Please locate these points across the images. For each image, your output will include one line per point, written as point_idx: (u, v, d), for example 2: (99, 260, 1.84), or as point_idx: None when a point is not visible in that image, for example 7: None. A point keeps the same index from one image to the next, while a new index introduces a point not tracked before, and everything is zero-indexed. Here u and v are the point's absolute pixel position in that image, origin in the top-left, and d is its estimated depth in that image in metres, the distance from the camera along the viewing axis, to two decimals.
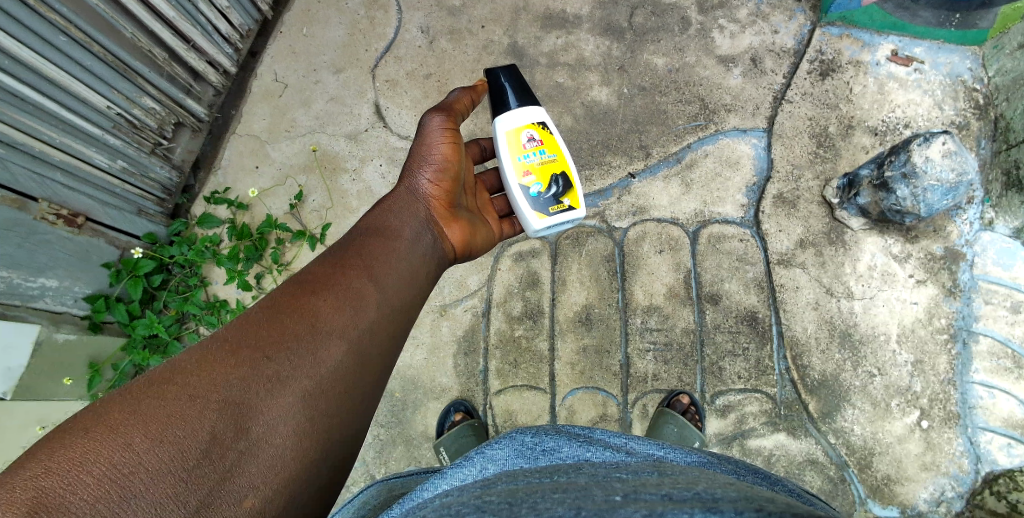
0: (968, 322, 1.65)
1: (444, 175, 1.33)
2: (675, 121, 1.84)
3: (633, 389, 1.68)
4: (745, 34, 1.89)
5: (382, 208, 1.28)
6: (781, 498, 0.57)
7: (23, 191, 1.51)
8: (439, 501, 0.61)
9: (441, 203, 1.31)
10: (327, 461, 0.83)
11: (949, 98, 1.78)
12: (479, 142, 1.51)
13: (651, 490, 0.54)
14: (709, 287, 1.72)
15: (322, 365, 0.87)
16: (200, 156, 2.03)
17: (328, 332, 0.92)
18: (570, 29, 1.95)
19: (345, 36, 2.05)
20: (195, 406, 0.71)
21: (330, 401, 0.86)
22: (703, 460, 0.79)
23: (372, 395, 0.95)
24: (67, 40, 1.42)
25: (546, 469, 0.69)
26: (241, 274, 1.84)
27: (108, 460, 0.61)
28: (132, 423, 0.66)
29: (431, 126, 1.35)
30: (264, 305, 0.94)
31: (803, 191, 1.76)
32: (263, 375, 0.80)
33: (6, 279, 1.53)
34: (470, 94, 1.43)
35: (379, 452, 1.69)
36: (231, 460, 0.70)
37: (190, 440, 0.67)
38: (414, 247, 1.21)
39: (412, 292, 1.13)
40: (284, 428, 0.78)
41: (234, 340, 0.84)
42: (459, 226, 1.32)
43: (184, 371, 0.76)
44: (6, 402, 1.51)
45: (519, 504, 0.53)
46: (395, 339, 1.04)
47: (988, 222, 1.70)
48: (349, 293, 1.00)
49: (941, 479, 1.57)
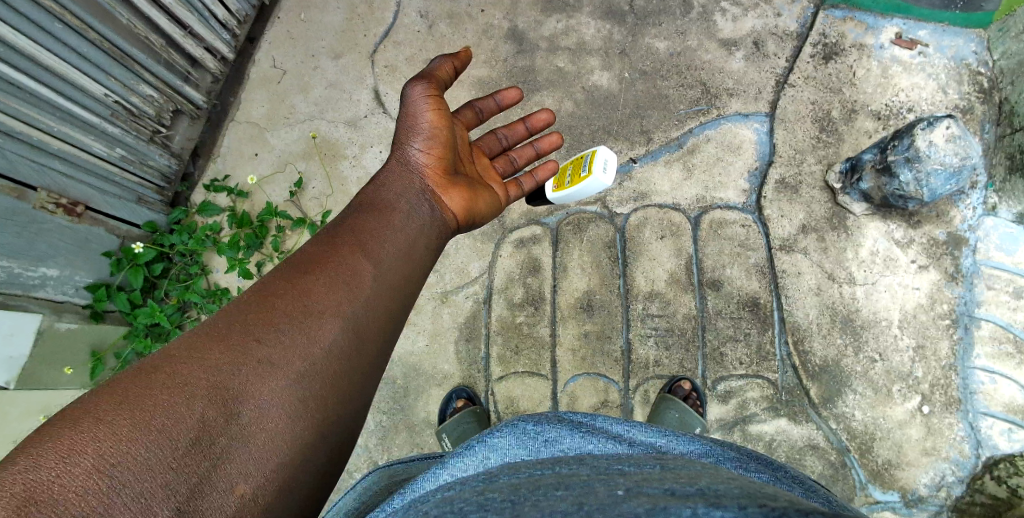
0: (970, 308, 1.64)
1: (434, 144, 1.31)
2: (676, 106, 1.83)
3: (635, 375, 1.68)
4: (747, 17, 1.87)
5: (376, 184, 1.27)
6: (784, 493, 0.56)
7: (21, 180, 1.51)
8: (440, 496, 0.61)
9: (437, 172, 1.30)
10: (322, 446, 0.83)
11: (954, 82, 1.77)
12: (474, 106, 1.46)
13: (654, 485, 0.53)
14: (710, 273, 1.72)
15: (315, 347, 0.87)
16: (199, 144, 2.02)
17: (319, 314, 0.91)
18: (571, 13, 1.93)
19: (343, 21, 2.03)
20: (184, 393, 0.71)
21: (324, 384, 0.86)
22: (706, 448, 0.78)
23: (369, 376, 0.96)
24: (62, 27, 1.40)
25: (547, 461, 0.68)
26: (241, 262, 1.84)
27: (97, 450, 0.60)
28: (120, 413, 0.65)
29: (414, 96, 1.30)
30: (255, 289, 0.94)
31: (805, 176, 1.75)
32: (254, 359, 0.80)
33: (8, 269, 1.51)
34: (451, 60, 1.36)
35: (381, 439, 1.70)
36: (222, 447, 0.70)
37: (180, 429, 0.67)
38: (411, 221, 1.20)
39: (409, 271, 1.13)
40: (276, 413, 0.78)
41: (224, 326, 0.84)
42: (458, 193, 1.31)
43: (174, 359, 0.76)
44: (10, 391, 1.51)
45: (522, 502, 0.53)
46: (391, 318, 1.04)
47: (991, 207, 1.69)
48: (342, 273, 0.99)
49: (941, 464, 1.57)
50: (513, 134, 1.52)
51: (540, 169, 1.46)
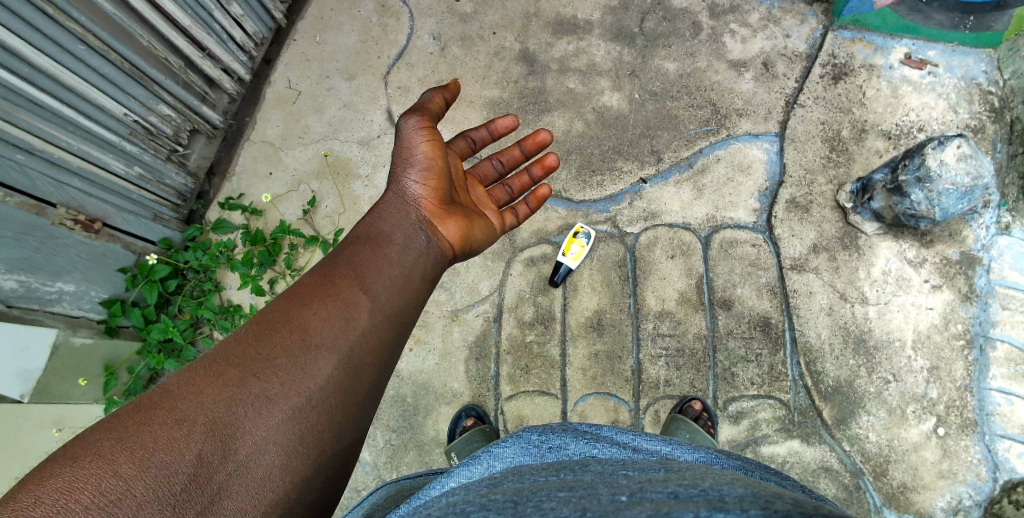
0: (985, 328, 1.63)
1: (430, 175, 1.33)
2: (687, 126, 1.84)
3: (645, 394, 1.67)
4: (756, 39, 1.89)
5: (374, 215, 1.29)
6: (792, 495, 0.56)
7: (41, 196, 1.53)
8: (445, 500, 0.61)
9: (432, 202, 1.32)
10: (319, 477, 0.84)
11: (964, 102, 1.77)
12: (467, 135, 1.49)
13: (657, 488, 0.53)
14: (721, 292, 1.72)
15: (311, 381, 0.89)
16: (214, 162, 2.05)
17: (317, 347, 0.93)
18: (582, 34, 1.96)
19: (357, 43, 2.07)
20: (182, 429, 0.72)
21: (321, 416, 0.87)
22: (711, 456, 0.78)
23: (366, 406, 0.97)
24: (84, 47, 1.44)
25: (552, 467, 0.68)
26: (254, 279, 1.86)
27: (96, 487, 0.61)
28: (119, 450, 0.66)
29: (408, 129, 1.32)
30: (253, 323, 0.96)
31: (816, 196, 1.75)
32: (251, 394, 0.82)
33: (27, 283, 1.55)
34: (442, 93, 1.38)
35: (390, 457, 1.70)
36: (218, 483, 0.71)
37: (177, 464, 0.68)
38: (407, 250, 1.22)
39: (407, 299, 1.14)
40: (272, 448, 0.79)
41: (223, 360, 0.86)
42: (455, 222, 1.33)
43: (173, 395, 0.77)
44: (23, 405, 1.52)
45: (525, 504, 0.53)
46: (390, 347, 1.05)
47: (1005, 226, 1.68)
48: (339, 304, 1.01)
49: (958, 487, 1.55)
50: (507, 159, 1.53)
51: (533, 198, 1.53)
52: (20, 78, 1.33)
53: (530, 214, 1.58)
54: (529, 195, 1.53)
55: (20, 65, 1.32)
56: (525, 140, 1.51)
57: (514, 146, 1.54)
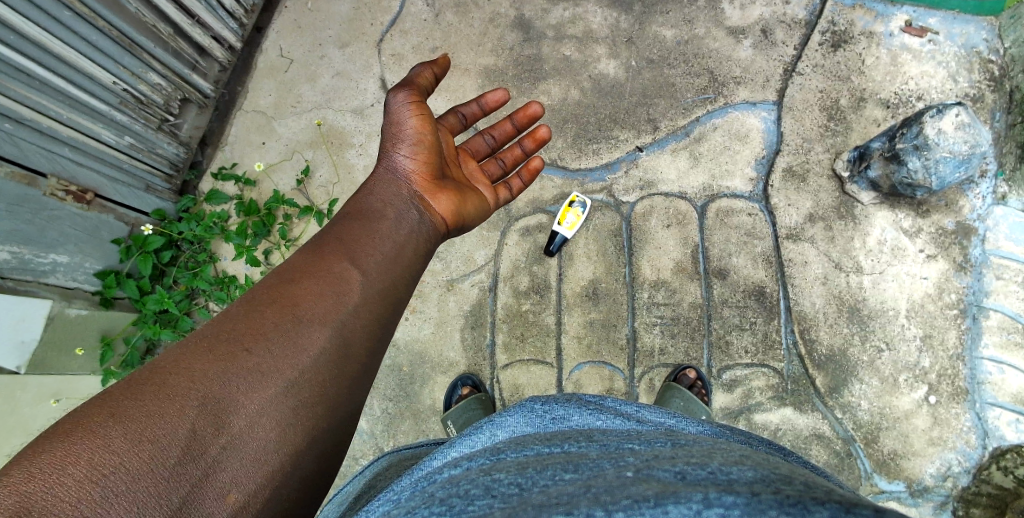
0: (979, 297, 1.64)
1: (420, 149, 1.31)
2: (684, 94, 1.82)
3: (641, 363, 1.68)
4: (755, 5, 1.86)
5: (365, 191, 1.29)
6: (803, 474, 0.54)
7: (32, 167, 1.52)
8: (448, 475, 0.61)
9: (424, 177, 1.31)
10: (313, 452, 0.84)
11: (964, 70, 1.75)
12: (458, 111, 1.47)
13: (665, 467, 0.52)
14: (716, 261, 1.71)
15: (303, 356, 0.89)
16: (207, 133, 2.03)
17: (308, 322, 0.93)
18: (578, 1, 1.92)
19: (350, 10, 2.03)
20: (175, 403, 0.73)
21: (314, 390, 0.87)
22: (716, 431, 0.78)
23: (360, 381, 0.97)
24: (71, 15, 1.41)
25: (556, 437, 0.69)
26: (249, 250, 1.85)
27: (89, 461, 0.62)
28: (111, 424, 0.67)
29: (397, 104, 1.31)
30: (245, 298, 0.96)
31: (813, 164, 1.74)
32: (243, 368, 0.82)
33: (19, 254, 1.54)
34: (432, 67, 1.36)
35: (387, 425, 1.71)
36: (211, 458, 0.71)
37: (170, 438, 0.69)
38: (399, 226, 1.21)
39: (401, 273, 1.14)
40: (266, 420, 0.80)
41: (215, 335, 0.86)
42: (447, 197, 1.32)
43: (165, 371, 0.78)
44: (20, 376, 1.57)
45: (529, 489, 0.52)
46: (383, 322, 1.05)
47: (1001, 196, 1.68)
48: (330, 279, 1.01)
49: (948, 454, 1.57)
50: (499, 133, 1.52)
51: (525, 170, 1.52)
52: (8, 46, 1.31)
53: (524, 188, 1.58)
54: (522, 168, 1.52)
55: (7, 34, 1.30)
56: (516, 112, 1.49)
57: (505, 120, 1.53)
